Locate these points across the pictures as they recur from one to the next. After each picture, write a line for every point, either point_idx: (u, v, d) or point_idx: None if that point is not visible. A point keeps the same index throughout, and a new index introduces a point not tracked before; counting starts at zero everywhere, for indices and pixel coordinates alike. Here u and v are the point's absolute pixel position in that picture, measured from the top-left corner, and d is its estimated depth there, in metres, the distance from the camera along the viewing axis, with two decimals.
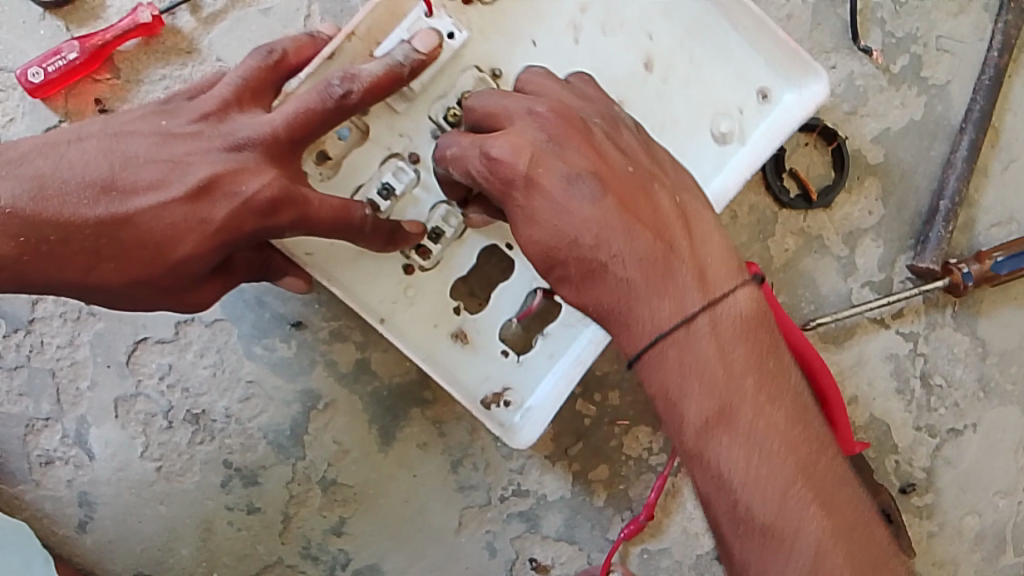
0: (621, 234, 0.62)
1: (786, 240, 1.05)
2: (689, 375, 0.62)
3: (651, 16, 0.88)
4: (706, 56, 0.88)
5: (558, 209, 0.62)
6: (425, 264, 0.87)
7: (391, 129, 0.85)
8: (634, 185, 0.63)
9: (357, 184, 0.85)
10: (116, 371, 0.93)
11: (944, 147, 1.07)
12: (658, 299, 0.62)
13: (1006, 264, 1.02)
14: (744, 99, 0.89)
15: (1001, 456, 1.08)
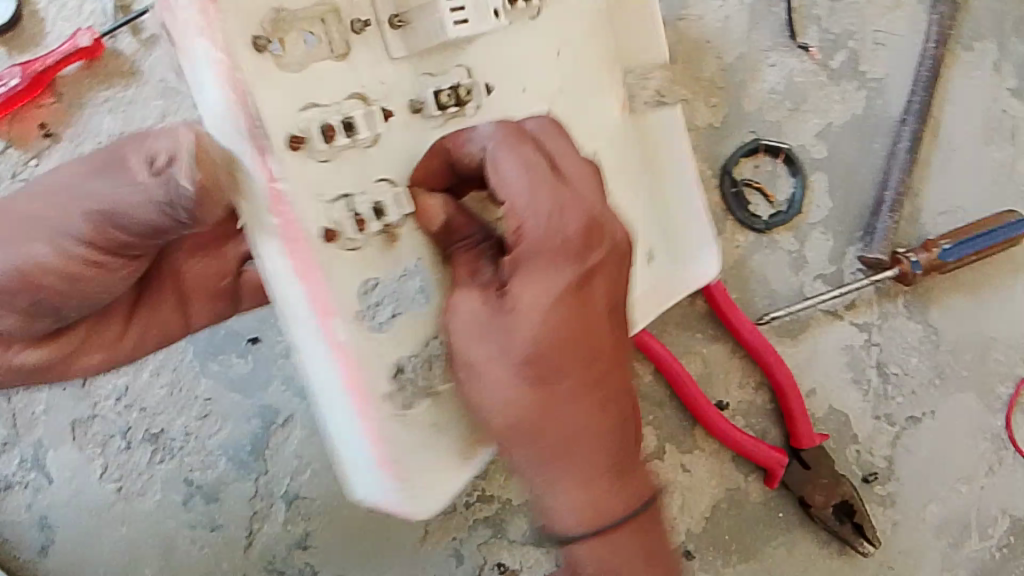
0: (563, 328, 0.64)
1: (736, 236, 1.06)
2: (550, 376, 0.64)
3: (602, 133, 0.82)
4: (625, 187, 0.86)
5: (535, 315, 0.63)
6: (355, 235, 0.66)
7: (375, 72, 0.68)
8: (592, 306, 0.65)
9: (307, 94, 0.63)
10: (71, 394, 0.93)
11: (886, 140, 1.09)
12: (566, 384, 0.64)
13: (953, 252, 1.03)
14: (643, 259, 0.88)
15: (960, 442, 1.10)
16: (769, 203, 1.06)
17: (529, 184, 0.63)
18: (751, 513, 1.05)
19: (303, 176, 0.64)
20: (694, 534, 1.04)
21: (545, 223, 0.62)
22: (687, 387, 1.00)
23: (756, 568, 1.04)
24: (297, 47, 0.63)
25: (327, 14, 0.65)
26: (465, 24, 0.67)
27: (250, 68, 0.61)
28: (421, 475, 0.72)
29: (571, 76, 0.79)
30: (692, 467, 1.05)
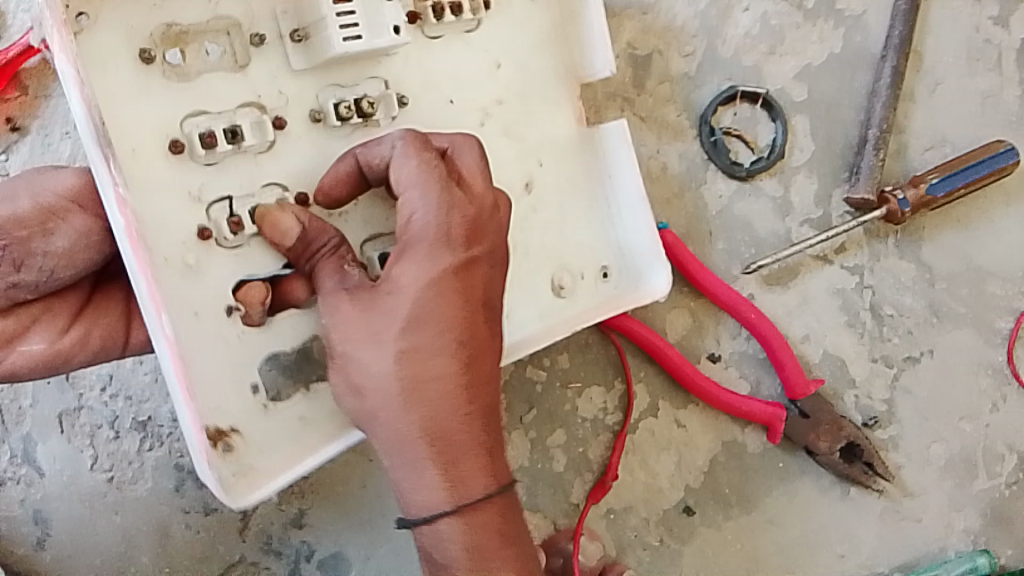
0: (445, 327, 0.66)
1: (718, 186, 1.04)
2: (417, 357, 0.66)
3: (544, 146, 0.84)
4: (548, 230, 0.83)
5: (396, 307, 0.66)
6: (228, 237, 0.69)
7: (272, 85, 0.72)
8: (464, 293, 0.67)
9: (192, 103, 0.69)
10: (56, 387, 0.93)
11: (867, 76, 1.07)
12: (450, 384, 0.67)
13: (942, 186, 1.01)
14: (591, 277, 0.85)
15: (961, 379, 1.08)
16: (751, 149, 1.04)
17: (421, 186, 0.67)
18: (750, 465, 1.04)
19: (166, 174, 0.68)
20: (692, 489, 1.03)
21: (433, 219, 0.67)
22: (667, 357, 0.99)
23: (758, 519, 1.04)
24: (197, 57, 0.69)
25: (233, 27, 0.71)
26: (358, 39, 0.71)
27: (127, 78, 0.67)
28: (268, 459, 0.70)
29: (522, 93, 0.83)
30: (687, 422, 1.03)
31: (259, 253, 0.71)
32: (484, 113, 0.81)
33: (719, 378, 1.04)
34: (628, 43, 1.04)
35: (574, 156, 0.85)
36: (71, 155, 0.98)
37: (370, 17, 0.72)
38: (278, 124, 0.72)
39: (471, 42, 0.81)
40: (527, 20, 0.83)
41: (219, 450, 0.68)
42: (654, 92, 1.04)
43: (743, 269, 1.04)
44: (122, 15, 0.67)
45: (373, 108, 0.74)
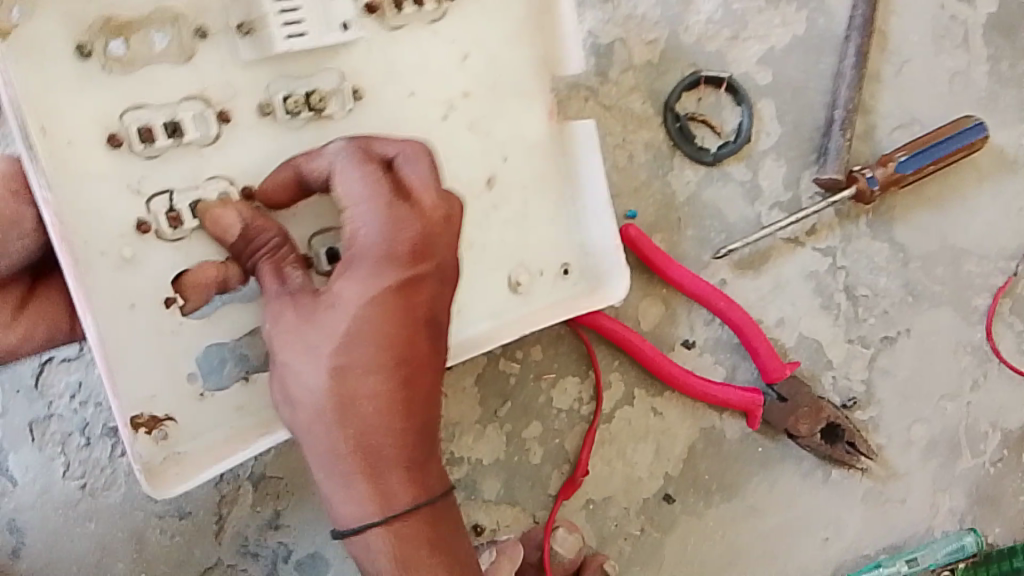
0: (386, 341, 0.67)
1: (685, 171, 1.04)
2: (352, 374, 0.67)
3: (510, 143, 0.85)
4: (508, 228, 0.86)
5: (337, 321, 0.67)
6: (167, 231, 0.73)
7: (223, 79, 0.74)
8: (405, 309, 0.68)
9: (132, 96, 0.70)
10: (26, 396, 0.92)
11: (833, 58, 1.06)
12: (385, 398, 0.68)
13: (910, 163, 1.01)
14: (552, 275, 0.89)
15: (939, 357, 1.07)
16: (716, 134, 1.04)
17: (367, 202, 0.68)
18: (729, 451, 1.03)
19: (105, 170, 0.70)
20: (672, 477, 1.02)
21: (379, 238, 0.67)
22: (641, 352, 0.98)
23: (739, 506, 1.03)
24: (144, 47, 0.70)
25: (176, 18, 0.71)
26: (304, 35, 0.74)
27: (67, 71, 0.68)
28: (198, 444, 0.76)
29: (489, 91, 0.84)
30: (664, 411, 1.03)
31: (202, 241, 0.74)
32: (447, 106, 0.82)
33: (693, 365, 1.03)
34: (589, 32, 1.02)
35: (540, 155, 0.87)
36: None
37: (317, 14, 0.75)
38: (224, 118, 0.74)
39: (437, 30, 0.81)
40: (500, 12, 0.84)
41: (152, 436, 0.74)
42: (619, 81, 1.03)
43: (714, 256, 1.03)
44: (64, 3, 0.67)
45: (323, 102, 0.76)
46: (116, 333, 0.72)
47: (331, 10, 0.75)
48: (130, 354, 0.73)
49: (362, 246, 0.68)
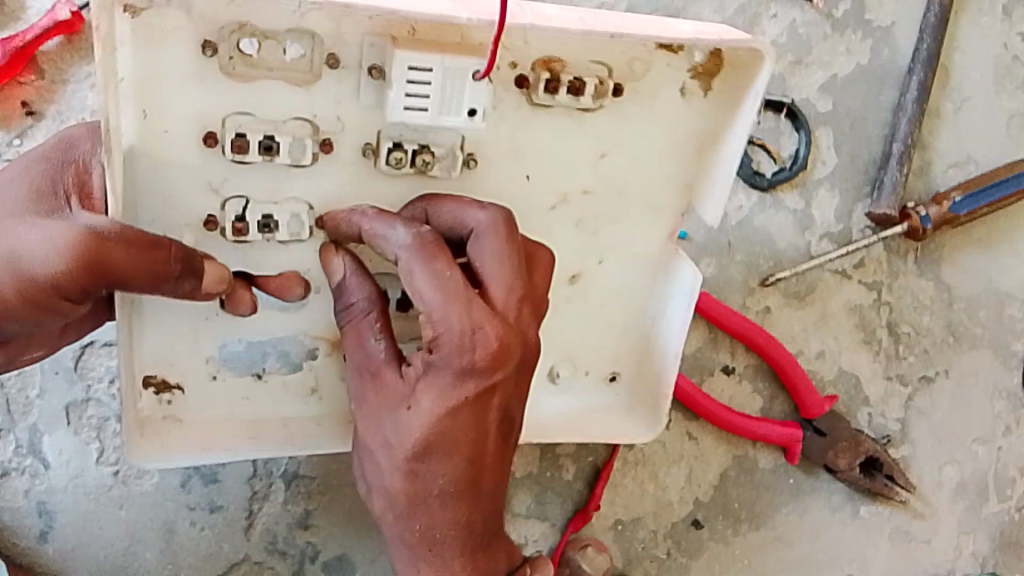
0: (462, 449, 0.67)
1: (739, 196, 1.03)
2: (423, 474, 0.68)
3: (617, 249, 0.81)
4: (578, 322, 0.83)
5: (411, 425, 0.67)
6: (229, 234, 0.71)
7: (336, 108, 0.69)
8: (478, 420, 0.67)
9: (237, 103, 0.67)
10: (65, 377, 0.92)
11: (893, 91, 1.06)
12: (454, 497, 0.69)
13: (965, 204, 1.00)
14: (594, 378, 0.86)
15: (976, 402, 1.07)
16: (773, 160, 1.04)
17: (445, 302, 0.64)
18: (761, 481, 1.03)
19: (193, 163, 0.68)
20: (702, 503, 1.02)
21: (456, 355, 0.65)
22: (680, 387, 0.98)
23: (767, 536, 1.02)
24: (275, 54, 0.66)
25: (313, 34, 0.66)
26: (421, 113, 0.69)
27: (186, 63, 0.65)
28: (195, 419, 0.78)
29: (611, 187, 0.77)
30: (699, 436, 1.02)
31: (261, 251, 0.74)
32: (559, 199, 0.77)
33: (732, 393, 1.03)
34: None
35: (640, 270, 0.82)
36: None
37: (445, 97, 0.69)
38: (326, 146, 0.70)
39: (585, 121, 0.74)
40: (665, 118, 0.75)
41: (158, 397, 0.77)
42: None
43: (762, 283, 1.03)
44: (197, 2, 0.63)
45: (430, 163, 0.72)
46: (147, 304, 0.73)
47: (461, 94, 0.69)
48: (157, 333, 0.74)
49: (438, 353, 0.65)
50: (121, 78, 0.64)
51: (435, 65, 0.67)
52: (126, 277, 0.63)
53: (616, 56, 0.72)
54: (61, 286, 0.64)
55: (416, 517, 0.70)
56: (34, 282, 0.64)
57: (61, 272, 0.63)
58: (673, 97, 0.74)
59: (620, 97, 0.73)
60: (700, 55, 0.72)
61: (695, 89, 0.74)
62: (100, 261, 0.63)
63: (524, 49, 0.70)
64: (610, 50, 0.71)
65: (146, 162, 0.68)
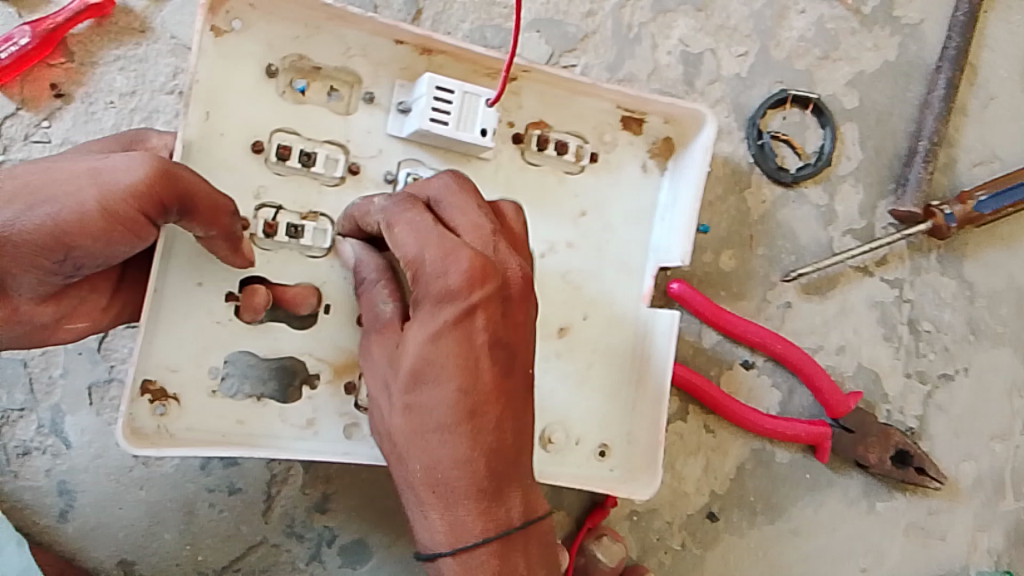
0: (467, 367, 0.67)
1: (762, 190, 1.03)
2: (422, 405, 0.68)
3: (597, 305, 0.86)
4: (564, 383, 0.84)
5: (413, 350, 0.68)
6: (263, 236, 0.77)
7: (367, 138, 0.81)
8: (472, 337, 0.67)
9: (285, 122, 0.78)
10: (88, 358, 0.92)
11: (920, 87, 1.06)
12: (473, 419, 0.67)
13: (989, 204, 0.98)
14: (587, 450, 0.85)
15: (994, 400, 1.06)
16: (798, 156, 1.03)
17: (416, 240, 0.68)
18: (777, 475, 1.02)
19: (235, 168, 0.77)
20: (718, 495, 1.02)
21: (431, 272, 0.67)
22: (704, 391, 0.98)
23: (782, 529, 1.02)
24: (319, 96, 0.80)
25: (353, 82, 0.80)
26: (444, 125, 0.79)
27: (248, 81, 0.77)
28: (188, 436, 0.75)
29: (594, 252, 0.86)
30: (716, 428, 1.02)
31: (285, 260, 0.78)
32: (548, 248, 0.84)
33: (750, 386, 1.03)
34: (680, 39, 1.03)
35: (622, 331, 0.86)
36: (113, 126, 0.94)
37: (462, 112, 0.79)
38: (354, 170, 0.80)
39: (567, 181, 0.85)
40: (634, 193, 0.87)
41: (152, 406, 0.74)
42: (705, 92, 1.02)
43: (783, 277, 1.02)
44: (270, 31, 0.77)
45: None
46: (170, 294, 0.75)
47: (477, 112, 0.80)
48: (168, 332, 0.75)
49: (427, 277, 0.67)
50: (195, 80, 0.75)
51: (455, 88, 0.79)
52: (193, 192, 0.68)
53: (588, 126, 0.86)
54: (130, 198, 0.66)
55: (442, 451, 0.68)
56: (104, 193, 0.66)
57: (137, 176, 0.66)
58: (634, 173, 0.87)
59: (594, 165, 0.86)
60: (655, 137, 0.87)
61: (654, 167, 0.87)
62: (173, 172, 0.67)
63: (520, 110, 0.84)
64: (586, 120, 0.86)
65: (201, 160, 0.76)
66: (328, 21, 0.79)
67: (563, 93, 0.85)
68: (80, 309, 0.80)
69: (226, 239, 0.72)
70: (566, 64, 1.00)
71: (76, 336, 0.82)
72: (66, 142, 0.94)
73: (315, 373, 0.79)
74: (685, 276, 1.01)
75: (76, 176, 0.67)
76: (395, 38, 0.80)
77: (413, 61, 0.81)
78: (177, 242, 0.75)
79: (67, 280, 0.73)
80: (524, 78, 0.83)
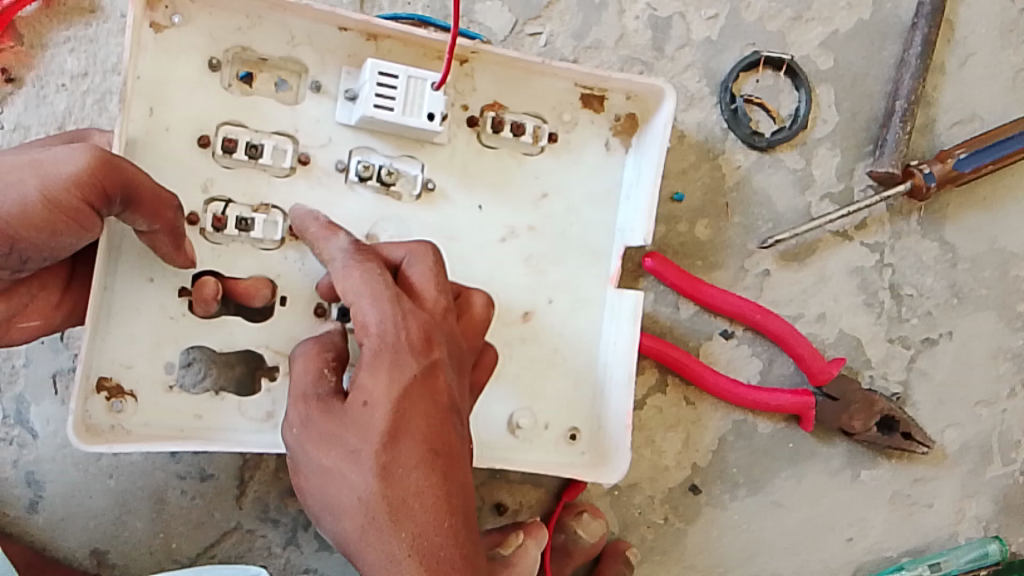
0: (428, 423, 0.66)
1: (737, 156, 1.00)
2: (399, 469, 0.65)
3: (563, 288, 0.84)
4: (530, 368, 0.83)
5: (371, 418, 0.65)
6: (212, 232, 0.75)
7: (316, 127, 0.78)
8: (433, 393, 0.67)
9: (230, 114, 0.76)
10: (51, 347, 0.91)
11: (897, 47, 1.03)
12: (435, 478, 0.66)
13: (969, 161, 0.97)
14: (554, 435, 0.83)
15: (978, 364, 1.05)
16: (772, 119, 1.01)
17: (370, 296, 0.67)
18: (759, 446, 1.01)
19: (183, 161, 0.75)
20: (699, 468, 1.00)
21: (389, 332, 0.66)
22: (687, 366, 0.96)
23: (765, 500, 1.01)
24: (266, 85, 0.78)
25: (301, 71, 0.78)
26: (391, 110, 0.77)
27: (191, 72, 0.75)
28: (143, 432, 0.73)
29: (558, 233, 0.84)
30: (697, 401, 1.00)
31: (236, 252, 0.77)
32: (508, 232, 0.83)
33: (728, 357, 1.01)
34: (649, 3, 1.00)
35: (589, 314, 0.85)
36: (66, 109, 0.92)
37: (409, 97, 0.77)
38: (303, 160, 0.78)
39: (527, 163, 0.83)
40: (597, 173, 0.85)
41: (108, 403, 0.73)
42: (675, 58, 1.00)
43: (760, 243, 1.00)
44: (211, 22, 0.75)
45: (394, 178, 0.80)
46: (119, 291, 0.73)
47: (423, 96, 0.77)
48: (117, 322, 0.73)
49: (379, 337, 0.66)
50: (136, 76, 0.73)
51: (400, 73, 0.77)
52: (137, 184, 0.67)
53: (547, 109, 0.83)
54: (73, 188, 0.64)
55: (411, 530, 0.66)
56: (45, 182, 0.64)
57: (79, 166, 0.64)
58: (598, 153, 0.85)
59: (554, 145, 0.83)
60: (618, 115, 0.85)
61: (618, 146, 0.85)
62: (116, 162, 0.65)
63: (474, 92, 0.82)
64: (543, 101, 0.83)
65: (145, 155, 0.74)
66: (271, 9, 0.76)
67: (520, 74, 0.83)
68: (30, 306, 0.78)
69: (170, 235, 0.71)
70: (531, 33, 0.98)
71: (29, 335, 0.80)
72: (19, 127, 0.91)
73: (272, 365, 0.77)
74: (659, 247, 0.99)
75: (16, 166, 0.65)
76: (340, 24, 0.78)
77: (360, 46, 0.79)
78: (125, 239, 0.73)
79: (11, 273, 0.71)
80: (476, 60, 0.81)
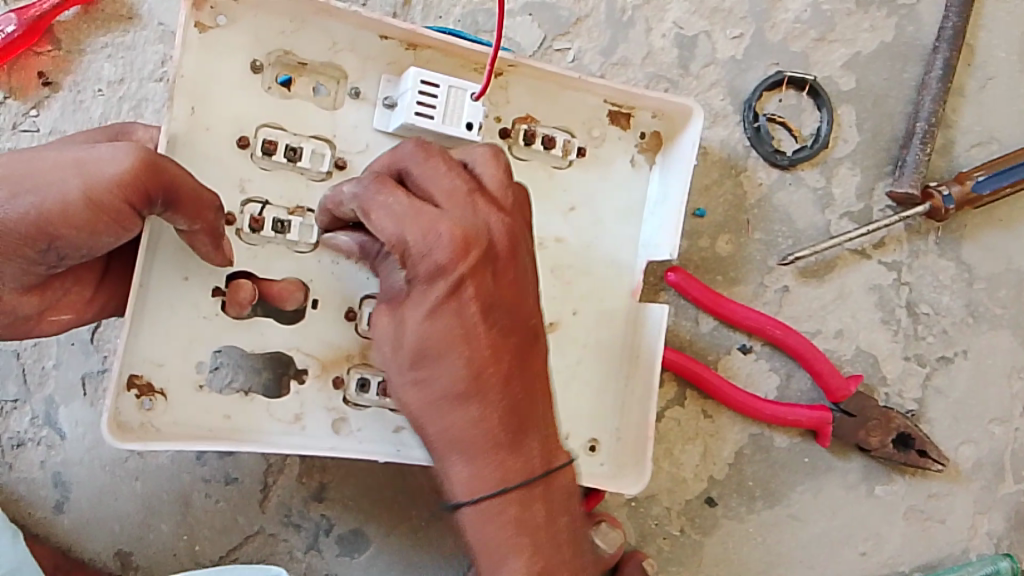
0: (461, 335, 0.71)
1: (759, 173, 1.02)
2: (432, 377, 0.72)
3: (589, 301, 0.85)
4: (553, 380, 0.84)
5: (414, 332, 0.71)
6: (248, 232, 0.77)
7: (354, 133, 0.80)
8: (469, 306, 0.71)
9: (270, 116, 0.77)
10: (80, 349, 0.92)
11: (918, 69, 1.05)
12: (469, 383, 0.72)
13: (988, 184, 0.98)
14: (575, 446, 0.84)
15: (994, 382, 1.06)
16: (794, 138, 1.02)
17: (397, 226, 0.69)
18: (777, 459, 1.02)
19: (222, 159, 0.76)
20: (716, 480, 1.01)
21: (421, 259, 0.70)
22: (707, 380, 0.97)
23: (781, 513, 1.02)
24: (305, 89, 0.79)
25: (341, 76, 0.79)
26: (430, 119, 0.78)
27: (234, 74, 0.76)
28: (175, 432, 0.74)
29: (584, 246, 0.85)
30: (715, 414, 1.01)
31: (271, 255, 0.78)
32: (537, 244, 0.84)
33: (748, 371, 1.02)
34: (675, 22, 1.02)
35: (613, 326, 0.86)
36: (101, 115, 0.93)
37: (448, 107, 0.78)
38: (340, 165, 0.79)
39: (556, 176, 0.85)
40: (624, 189, 0.86)
41: (139, 400, 0.73)
42: (699, 76, 1.02)
43: (779, 261, 1.02)
44: (255, 24, 0.77)
45: None
46: (155, 288, 0.74)
47: (464, 107, 0.79)
48: (155, 326, 0.74)
49: (415, 263, 0.70)
50: (180, 73, 0.74)
51: (441, 82, 0.78)
52: (178, 185, 0.67)
53: (577, 122, 0.85)
54: (114, 189, 0.66)
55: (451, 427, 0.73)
56: (88, 182, 0.65)
57: (120, 167, 0.65)
58: (623, 168, 0.86)
59: (582, 159, 0.85)
60: (644, 132, 0.86)
61: (643, 162, 0.87)
62: (158, 164, 0.66)
63: (508, 104, 0.83)
64: (574, 115, 0.85)
65: (184, 152, 0.75)
66: (315, 14, 0.77)
67: (554, 87, 0.84)
68: (62, 301, 0.80)
69: (210, 236, 0.72)
70: (559, 49, 1.00)
71: (59, 329, 0.82)
72: (54, 131, 0.93)
73: (301, 367, 0.79)
74: (681, 262, 1.00)
75: (61, 165, 0.66)
76: (382, 32, 0.79)
77: (400, 54, 0.80)
78: (163, 235, 0.74)
79: (51, 270, 0.73)
80: (512, 73, 0.82)
